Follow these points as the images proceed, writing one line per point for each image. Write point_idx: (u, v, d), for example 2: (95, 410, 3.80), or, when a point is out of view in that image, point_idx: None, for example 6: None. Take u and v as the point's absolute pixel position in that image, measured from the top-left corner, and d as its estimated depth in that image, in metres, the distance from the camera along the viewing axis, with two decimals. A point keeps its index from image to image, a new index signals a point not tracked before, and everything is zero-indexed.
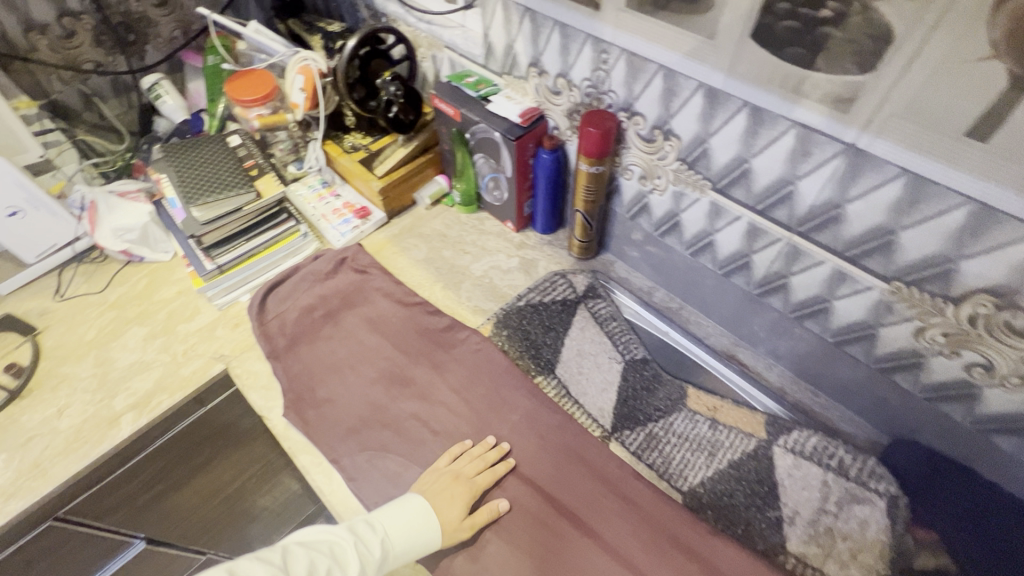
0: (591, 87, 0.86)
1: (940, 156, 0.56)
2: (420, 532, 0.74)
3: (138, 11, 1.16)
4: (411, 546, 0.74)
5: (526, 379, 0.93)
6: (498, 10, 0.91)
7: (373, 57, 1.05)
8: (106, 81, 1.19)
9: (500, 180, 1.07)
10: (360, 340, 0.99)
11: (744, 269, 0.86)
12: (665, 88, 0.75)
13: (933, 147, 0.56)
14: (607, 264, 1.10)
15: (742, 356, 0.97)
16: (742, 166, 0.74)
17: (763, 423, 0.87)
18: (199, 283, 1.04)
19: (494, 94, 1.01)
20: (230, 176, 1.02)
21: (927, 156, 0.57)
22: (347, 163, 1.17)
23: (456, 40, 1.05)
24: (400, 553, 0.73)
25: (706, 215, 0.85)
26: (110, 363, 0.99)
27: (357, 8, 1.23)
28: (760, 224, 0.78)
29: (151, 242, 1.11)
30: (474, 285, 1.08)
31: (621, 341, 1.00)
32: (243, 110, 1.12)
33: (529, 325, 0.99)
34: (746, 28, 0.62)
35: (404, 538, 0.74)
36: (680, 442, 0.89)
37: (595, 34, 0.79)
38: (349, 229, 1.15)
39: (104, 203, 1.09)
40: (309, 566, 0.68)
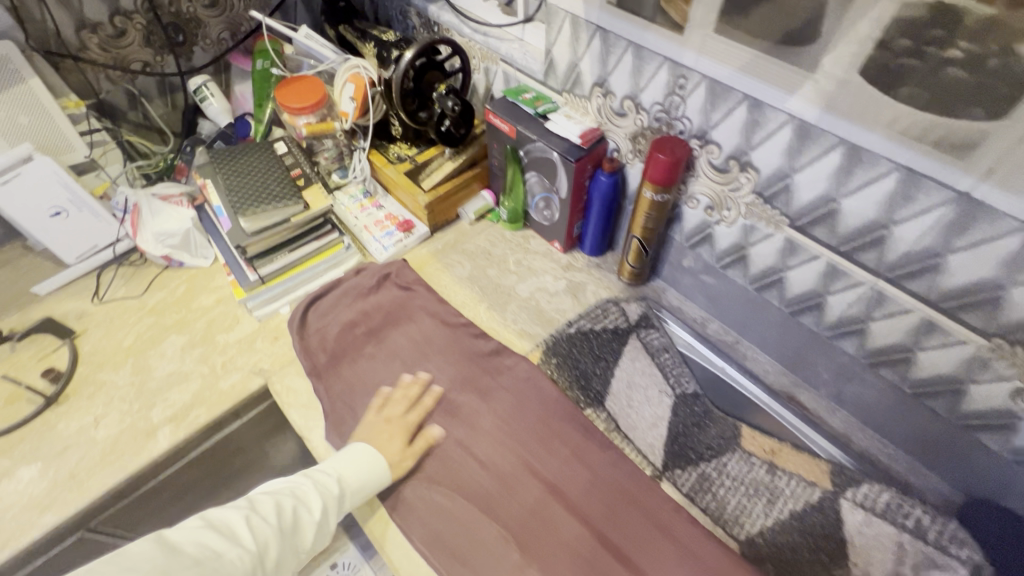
0: (662, 111, 0.82)
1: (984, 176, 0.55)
2: (371, 473, 0.78)
3: (188, 11, 1.14)
4: (366, 486, 0.78)
5: (576, 411, 0.90)
6: (565, 26, 0.87)
7: (429, 68, 1.01)
8: (154, 82, 1.17)
9: (552, 200, 1.04)
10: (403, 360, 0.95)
11: (816, 310, 0.81)
12: (748, 119, 0.71)
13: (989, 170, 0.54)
14: (658, 291, 1.06)
15: (804, 398, 0.92)
16: (829, 206, 0.69)
17: (828, 472, 0.83)
18: (240, 293, 1.02)
19: (552, 112, 0.97)
20: (277, 187, 0.98)
21: (928, 154, 0.57)
22: (392, 174, 1.15)
23: (514, 54, 1.02)
24: (358, 493, 0.77)
25: (778, 252, 0.80)
26: (148, 372, 0.97)
27: (408, 16, 1.22)
28: (841, 265, 0.73)
29: (192, 248, 1.09)
30: (520, 308, 1.04)
31: (673, 374, 0.97)
32: (291, 118, 1.08)
33: (579, 353, 0.96)
34: (854, 64, 0.58)
35: (359, 476, 0.78)
36: (736, 487, 0.85)
37: (674, 58, 0.75)
38: (392, 242, 1.12)
39: (147, 206, 1.07)
40: (274, 506, 0.72)
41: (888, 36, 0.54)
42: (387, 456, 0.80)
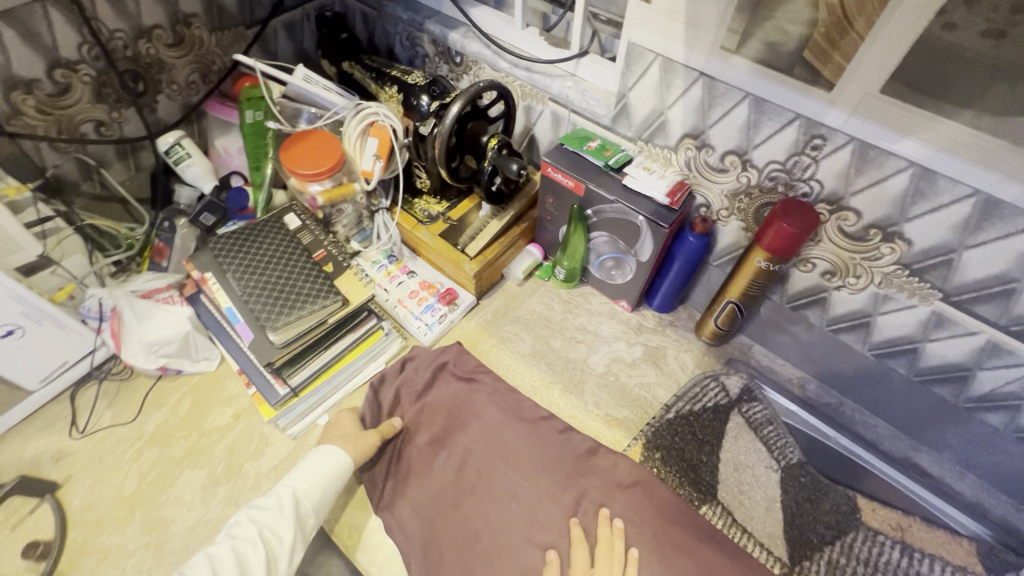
0: (780, 172, 0.70)
1: (946, 146, 0.55)
2: (326, 471, 0.73)
3: (149, 54, 0.90)
4: (324, 487, 0.72)
5: (694, 513, 0.79)
6: (652, 70, 0.73)
7: (472, 117, 0.85)
8: (111, 145, 0.93)
9: (626, 262, 0.92)
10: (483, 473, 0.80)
11: (957, 381, 0.73)
12: (910, 189, 0.60)
13: (949, 142, 0.55)
14: (744, 348, 0.95)
15: (926, 464, 0.84)
16: (1008, 285, 0.60)
17: (974, 553, 0.76)
18: (268, 412, 0.85)
19: (626, 163, 0.83)
20: (310, 285, 0.82)
21: (892, 130, 0.57)
22: (425, 237, 0.97)
23: (569, 94, 0.87)
24: (316, 497, 0.71)
25: (919, 323, 0.71)
26: (165, 527, 0.77)
27: (419, 43, 1.05)
28: (1005, 343, 0.65)
29: (192, 352, 0.88)
30: (599, 385, 0.91)
31: (777, 445, 0.87)
32: (301, 184, 0.88)
33: (682, 440, 0.86)
34: None
35: (308, 482, 0.71)
36: (870, 573, 0.77)
37: (812, 116, 0.62)
38: (436, 319, 0.95)
39: (129, 310, 0.84)
40: (211, 555, 0.62)
41: None
42: (340, 440, 0.77)
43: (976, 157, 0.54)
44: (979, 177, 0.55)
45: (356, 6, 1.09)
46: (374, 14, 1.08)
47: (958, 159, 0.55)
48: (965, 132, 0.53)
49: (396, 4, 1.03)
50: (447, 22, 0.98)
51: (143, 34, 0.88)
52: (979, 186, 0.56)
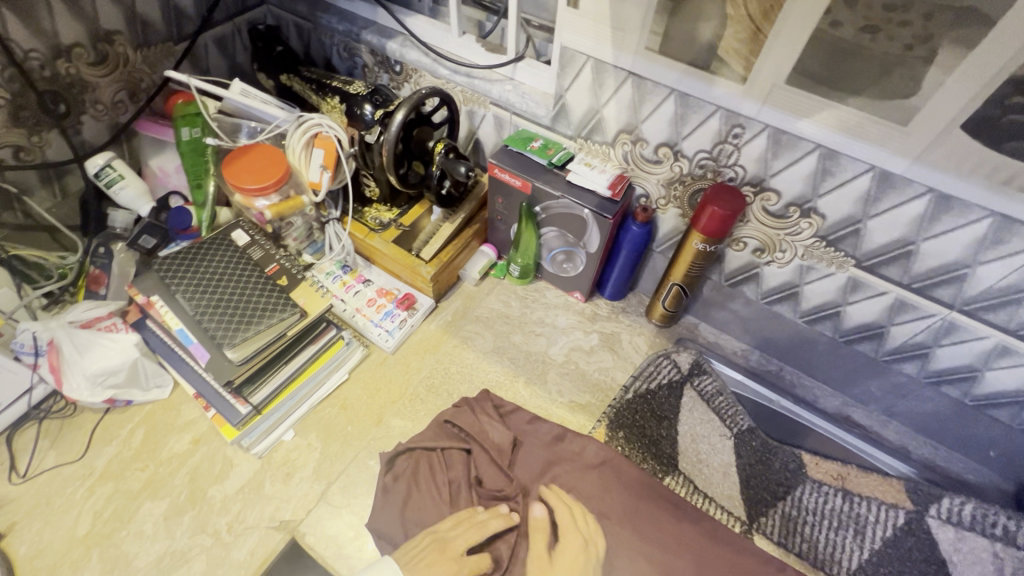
0: (708, 159, 0.76)
1: (880, 142, 0.61)
2: None
3: (70, 74, 0.86)
4: None
5: (658, 484, 0.84)
6: (585, 71, 0.78)
7: (417, 124, 0.86)
8: (33, 171, 0.88)
9: (576, 254, 0.96)
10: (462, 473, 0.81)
11: (876, 339, 0.82)
12: (818, 168, 0.67)
13: (881, 138, 0.60)
14: (691, 327, 1.02)
15: (858, 416, 0.93)
16: (906, 248, 0.68)
17: (904, 491, 0.85)
18: (231, 432, 0.83)
19: (569, 161, 0.87)
20: (266, 300, 0.81)
21: (836, 131, 0.63)
22: (379, 244, 0.98)
23: (509, 97, 0.90)
24: None
25: (839, 288, 0.79)
26: (127, 563, 0.74)
27: (357, 53, 1.05)
28: (910, 300, 0.73)
29: (143, 380, 0.85)
30: (561, 374, 0.95)
31: (728, 414, 0.94)
32: (247, 199, 0.87)
33: (642, 418, 0.90)
34: (957, 117, 0.55)
35: None
36: (818, 521, 0.84)
37: (730, 107, 0.68)
38: (396, 325, 0.96)
39: (70, 341, 0.80)
40: None
41: (1002, 91, 0.52)
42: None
43: (905, 151, 0.60)
44: (907, 167, 0.61)
45: (290, 18, 1.09)
46: (309, 26, 1.08)
47: (891, 153, 0.61)
48: (894, 131, 0.59)
49: (331, 16, 1.04)
50: (384, 32, 0.99)
51: (62, 53, 0.84)
52: (910, 176, 0.62)
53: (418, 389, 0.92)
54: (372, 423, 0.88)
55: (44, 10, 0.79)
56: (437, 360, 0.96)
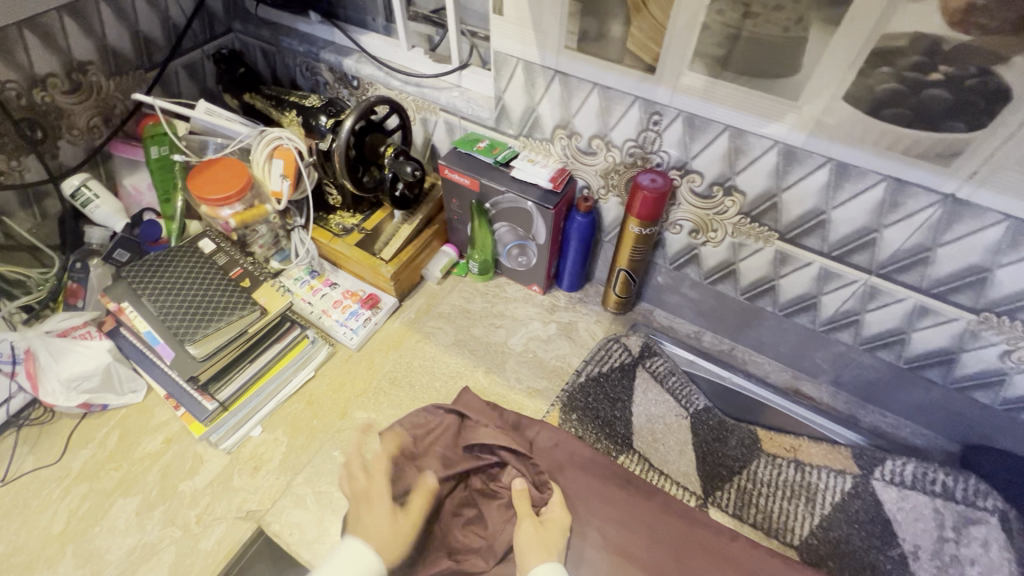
0: (636, 147, 0.81)
1: (776, 118, 0.66)
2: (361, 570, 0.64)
3: (45, 102, 0.93)
4: None
5: (612, 463, 0.87)
6: (517, 72, 0.84)
7: (369, 131, 0.92)
8: (12, 193, 0.93)
9: (528, 247, 1.00)
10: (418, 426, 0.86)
11: (811, 310, 0.85)
12: (731, 147, 0.72)
13: (777, 114, 0.65)
14: (646, 313, 1.06)
15: (807, 389, 0.96)
16: (820, 218, 0.73)
17: (851, 457, 0.87)
18: (198, 428, 0.87)
19: (513, 158, 0.93)
20: (225, 299, 0.86)
21: (737, 110, 0.68)
22: (342, 248, 1.03)
23: (456, 103, 0.96)
24: None
25: (770, 262, 0.83)
26: (100, 557, 0.77)
27: (318, 72, 1.12)
28: (833, 268, 0.77)
29: (117, 385, 0.89)
30: (519, 362, 0.99)
31: (682, 394, 0.97)
32: (212, 209, 0.93)
33: (596, 400, 0.93)
34: (839, 89, 0.60)
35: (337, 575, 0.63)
36: (774, 492, 0.87)
37: (646, 96, 0.74)
38: (360, 324, 1.01)
39: (46, 350, 0.84)
40: None
41: (871, 63, 0.57)
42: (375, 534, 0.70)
43: (799, 124, 0.65)
44: (805, 141, 0.66)
45: (255, 43, 1.17)
46: (273, 50, 1.15)
47: (788, 127, 0.66)
48: (787, 107, 0.64)
49: (292, 38, 1.11)
50: (340, 51, 1.07)
51: (38, 83, 0.90)
52: (808, 149, 0.67)
53: (381, 381, 0.96)
54: (338, 416, 0.91)
55: (20, 45, 0.86)
56: (401, 354, 1.00)
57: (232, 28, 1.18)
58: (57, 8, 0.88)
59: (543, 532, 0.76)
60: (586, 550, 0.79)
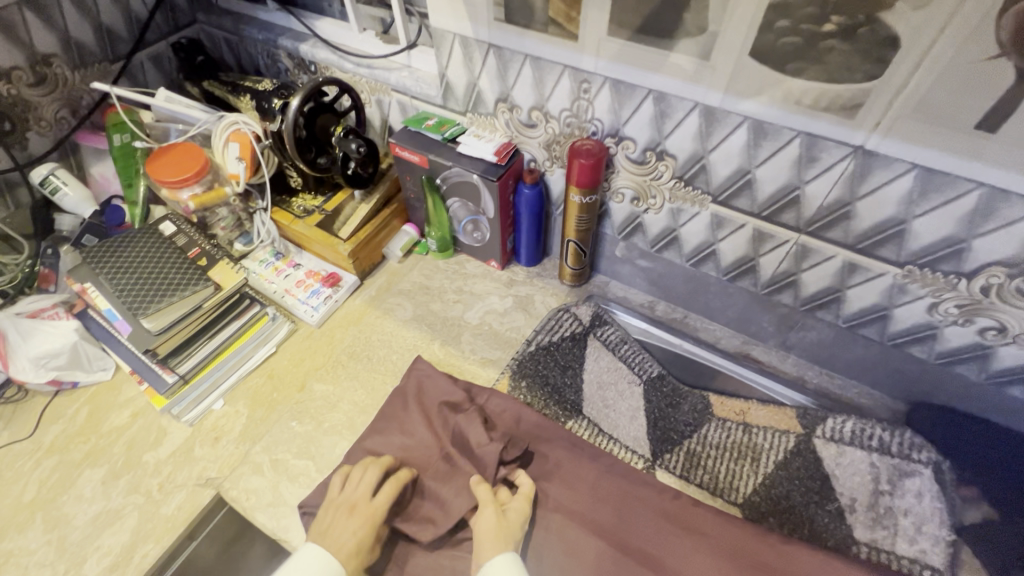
0: (571, 117, 0.83)
1: (691, 79, 0.68)
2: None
3: (11, 95, 0.97)
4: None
5: (560, 427, 0.89)
6: (455, 47, 0.85)
7: (319, 112, 0.95)
8: None
9: (481, 222, 1.02)
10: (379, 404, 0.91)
11: (751, 272, 0.87)
12: (656, 111, 0.74)
13: (692, 74, 0.67)
14: (602, 285, 1.08)
15: (757, 353, 0.98)
16: (746, 177, 0.74)
17: (796, 417, 0.89)
18: (161, 401, 0.90)
19: (461, 134, 0.95)
20: (179, 276, 0.89)
21: (654, 72, 0.70)
22: (302, 229, 1.06)
23: (406, 82, 0.99)
24: None
25: (707, 227, 0.85)
26: (66, 523, 0.81)
27: (278, 59, 1.15)
28: (765, 228, 0.79)
29: (85, 362, 0.94)
30: (475, 335, 1.01)
31: (636, 362, 0.99)
32: (172, 193, 0.96)
33: (546, 368, 0.95)
34: (744, 46, 0.61)
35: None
36: (721, 454, 0.89)
37: (573, 65, 0.76)
38: (321, 301, 1.04)
39: (15, 330, 0.88)
40: None
41: (770, 17, 0.58)
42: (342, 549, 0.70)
43: (714, 84, 0.67)
44: (721, 99, 0.67)
45: (219, 33, 1.20)
46: (235, 39, 1.19)
47: (704, 88, 0.68)
48: (701, 67, 0.66)
49: (252, 27, 1.14)
50: (297, 37, 1.10)
51: (2, 76, 0.95)
52: (727, 108, 0.68)
53: (341, 356, 0.99)
54: (297, 389, 0.95)
55: None
56: (361, 330, 1.03)
57: (196, 19, 1.21)
58: (16, 3, 0.92)
59: (499, 519, 0.75)
60: (551, 521, 0.81)
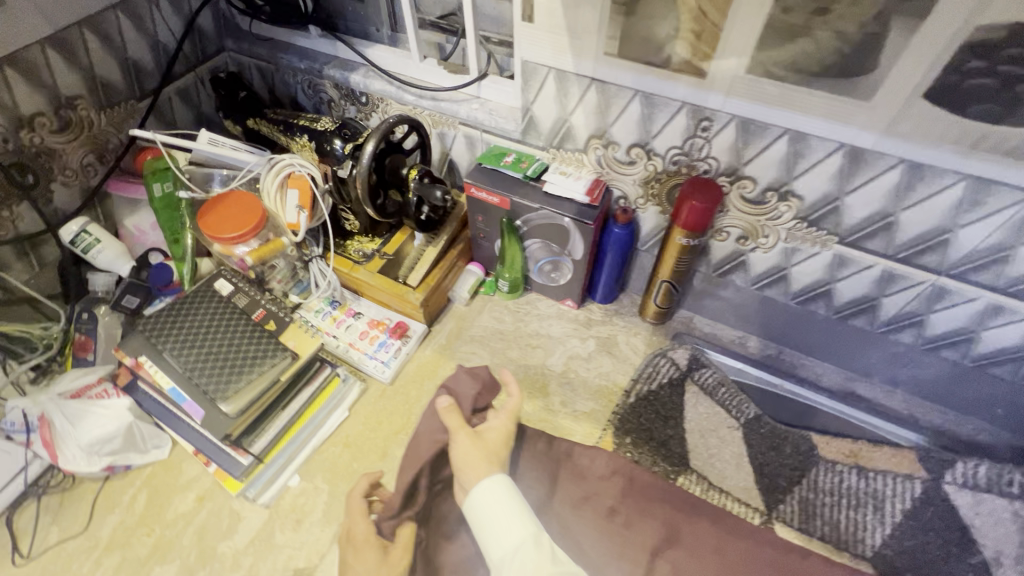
0: (681, 155, 0.76)
1: (842, 119, 0.62)
2: None
3: (34, 144, 0.86)
4: None
5: (674, 486, 0.83)
6: (549, 80, 0.78)
7: (388, 153, 0.86)
8: (7, 245, 0.87)
9: (563, 263, 0.95)
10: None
11: (869, 312, 0.82)
12: (790, 151, 0.68)
13: (845, 115, 0.61)
14: (686, 320, 1.02)
15: (862, 390, 0.93)
16: (886, 220, 0.69)
17: (918, 461, 0.84)
18: (234, 485, 0.81)
19: (544, 171, 0.87)
20: (253, 347, 0.80)
21: (796, 111, 0.64)
22: (365, 276, 0.97)
23: (477, 115, 0.90)
24: None
25: (826, 266, 0.79)
26: None
27: (322, 89, 1.05)
28: (897, 270, 0.74)
29: (139, 443, 0.84)
30: (562, 385, 0.94)
31: (733, 404, 0.93)
32: (226, 248, 0.86)
33: (648, 419, 0.90)
34: (919, 87, 0.56)
35: None
36: (837, 501, 0.84)
37: (695, 102, 0.69)
38: (391, 355, 0.95)
39: (61, 416, 0.78)
40: None
41: (961, 58, 0.53)
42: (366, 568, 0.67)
43: (870, 126, 0.61)
44: (877, 142, 0.62)
45: (250, 62, 1.10)
46: (271, 68, 1.09)
47: (857, 130, 0.62)
48: (858, 108, 0.60)
49: (292, 55, 1.04)
50: (346, 66, 1.00)
51: (25, 123, 0.84)
52: (882, 150, 0.62)
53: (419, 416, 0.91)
54: (376, 456, 0.86)
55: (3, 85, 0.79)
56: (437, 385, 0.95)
57: (225, 47, 1.11)
58: (39, 41, 0.81)
59: (476, 444, 0.72)
60: None
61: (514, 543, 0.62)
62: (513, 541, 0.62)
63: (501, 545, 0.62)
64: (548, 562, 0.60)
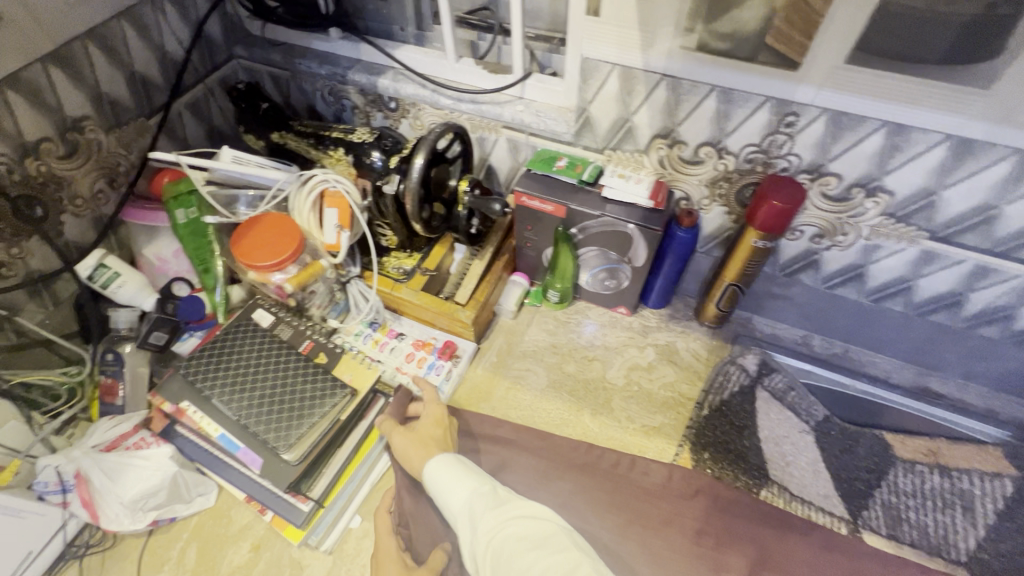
0: (757, 152, 0.71)
1: (950, 109, 0.57)
2: None
3: (42, 173, 0.77)
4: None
5: (759, 501, 0.79)
6: (612, 77, 0.72)
7: (435, 166, 0.80)
8: (19, 285, 0.79)
9: (620, 270, 0.89)
10: (540, 480, 0.79)
11: (952, 306, 0.79)
12: (887, 145, 0.63)
13: (956, 105, 0.57)
14: (745, 322, 0.97)
15: (936, 385, 0.90)
16: (988, 213, 0.65)
17: (1005, 458, 0.82)
18: (295, 533, 0.76)
19: (600, 175, 0.81)
20: (309, 387, 0.76)
21: (897, 103, 0.59)
22: (408, 295, 0.90)
23: (523, 118, 0.83)
24: None
25: (909, 263, 0.75)
26: None
27: (346, 95, 0.98)
28: (991, 264, 0.70)
29: (185, 492, 0.77)
30: (626, 399, 0.90)
31: (804, 408, 0.89)
32: (262, 276, 0.80)
33: (721, 432, 0.86)
34: None
35: None
36: (921, 503, 0.80)
37: (781, 96, 0.64)
38: (443, 378, 0.89)
39: (99, 471, 0.71)
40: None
41: None
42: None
43: (983, 116, 0.57)
44: (992, 133, 0.58)
45: (262, 68, 1.02)
46: (286, 75, 1.01)
47: (967, 120, 0.58)
48: (973, 97, 0.56)
49: (310, 60, 0.96)
50: (372, 69, 0.92)
51: (31, 151, 0.75)
52: (997, 141, 0.58)
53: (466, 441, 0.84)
54: None
55: (6, 110, 0.70)
56: (495, 407, 0.89)
57: (233, 55, 1.02)
58: (41, 58, 0.72)
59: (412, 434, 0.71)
60: None
61: (461, 498, 0.62)
62: (458, 501, 0.62)
63: (451, 505, 0.62)
64: (488, 508, 0.60)
